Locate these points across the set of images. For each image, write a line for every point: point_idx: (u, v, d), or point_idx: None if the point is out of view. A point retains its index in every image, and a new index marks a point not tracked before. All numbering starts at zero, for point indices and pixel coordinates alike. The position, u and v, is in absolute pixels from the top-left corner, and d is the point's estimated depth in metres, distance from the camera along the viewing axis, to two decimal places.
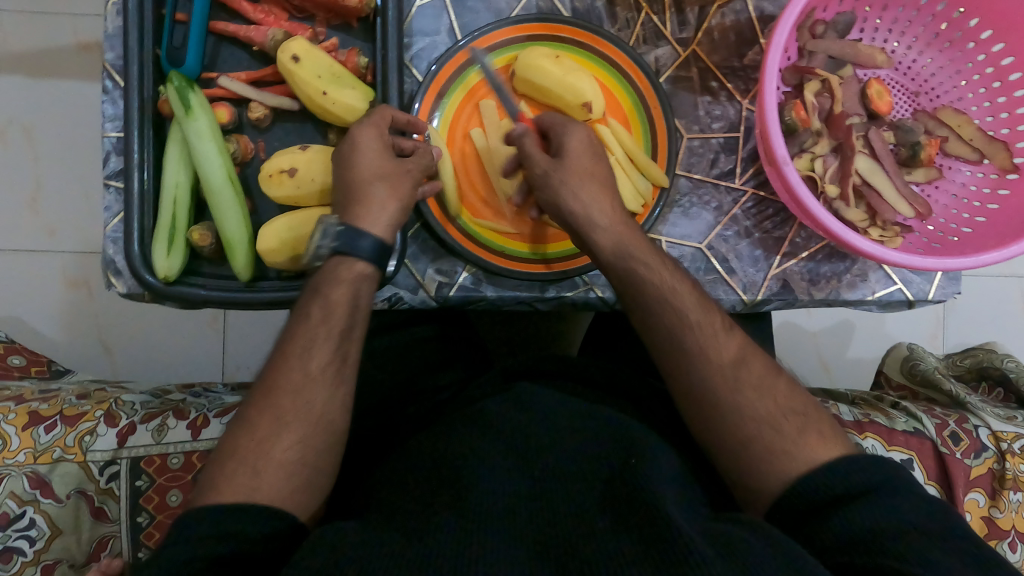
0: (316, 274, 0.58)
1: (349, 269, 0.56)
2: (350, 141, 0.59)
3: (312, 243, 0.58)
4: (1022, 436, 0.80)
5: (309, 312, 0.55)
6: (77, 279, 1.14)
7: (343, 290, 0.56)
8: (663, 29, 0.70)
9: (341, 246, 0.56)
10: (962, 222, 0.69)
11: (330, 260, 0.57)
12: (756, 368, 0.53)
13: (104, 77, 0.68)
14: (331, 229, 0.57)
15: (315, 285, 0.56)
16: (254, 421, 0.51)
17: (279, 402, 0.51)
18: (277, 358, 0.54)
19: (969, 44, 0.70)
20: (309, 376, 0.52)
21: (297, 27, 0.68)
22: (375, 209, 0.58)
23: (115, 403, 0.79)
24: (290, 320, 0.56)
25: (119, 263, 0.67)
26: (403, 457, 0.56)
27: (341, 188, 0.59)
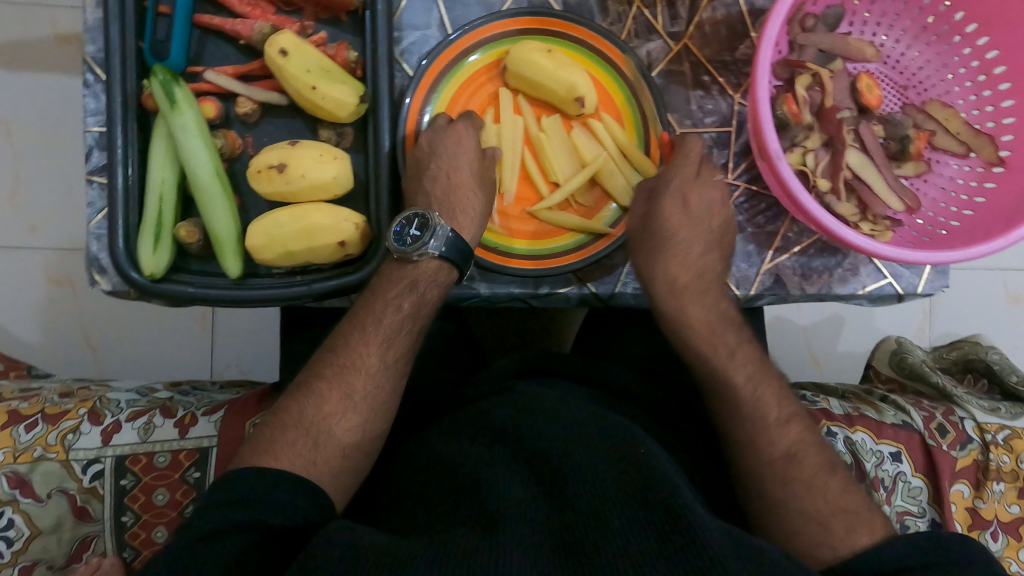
0: (410, 267, 0.60)
1: (447, 275, 0.61)
2: (456, 136, 0.64)
3: (415, 235, 0.59)
4: (1006, 427, 0.81)
5: (400, 305, 0.60)
6: (58, 276, 1.12)
7: (436, 292, 0.61)
8: (654, 23, 0.70)
9: (447, 252, 0.60)
10: (951, 215, 0.70)
11: (429, 261, 0.60)
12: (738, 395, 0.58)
13: (86, 70, 0.66)
14: (444, 234, 0.60)
15: (414, 281, 0.60)
16: (323, 394, 0.56)
17: (353, 379, 0.56)
18: (355, 339, 0.58)
19: (957, 37, 0.71)
20: (387, 364, 0.58)
21: (285, 20, 0.66)
22: (468, 216, 0.64)
23: (100, 400, 0.78)
24: (369, 303, 0.60)
25: (104, 260, 0.65)
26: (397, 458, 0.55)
27: (439, 181, 0.63)
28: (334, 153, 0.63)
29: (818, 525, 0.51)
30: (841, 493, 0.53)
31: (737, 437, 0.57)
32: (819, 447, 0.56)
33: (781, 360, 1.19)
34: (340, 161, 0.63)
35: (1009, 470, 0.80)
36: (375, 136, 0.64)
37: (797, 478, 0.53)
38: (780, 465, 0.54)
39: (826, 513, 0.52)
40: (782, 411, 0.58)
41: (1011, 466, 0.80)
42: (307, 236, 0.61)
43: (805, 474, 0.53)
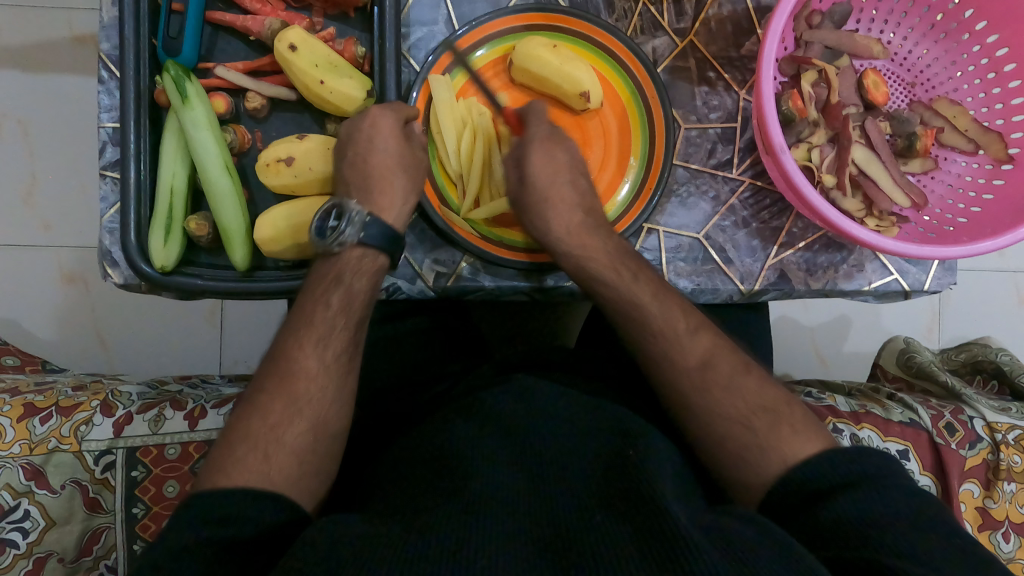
0: (334, 260, 0.58)
1: (373, 262, 0.59)
2: (371, 120, 0.61)
3: (330, 227, 0.58)
4: (1017, 427, 0.80)
5: (330, 301, 0.56)
6: (72, 273, 1.14)
7: (365, 281, 0.59)
8: (660, 20, 0.70)
9: (369, 238, 0.59)
10: (958, 212, 0.69)
11: (351, 250, 0.58)
12: (712, 369, 0.53)
13: (101, 67, 0.67)
14: (362, 216, 0.59)
15: (338, 273, 0.58)
16: (265, 406, 0.51)
17: (295, 385, 0.52)
18: (290, 345, 0.55)
19: (965, 35, 0.70)
20: (327, 364, 0.54)
21: (295, 16, 0.67)
22: (390, 196, 0.61)
23: (112, 393, 0.79)
24: (300, 304, 0.57)
25: (116, 253, 0.66)
26: (402, 449, 0.56)
27: (355, 168, 0.61)
28: None
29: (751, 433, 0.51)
30: (792, 415, 0.51)
31: None
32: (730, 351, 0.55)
33: (789, 360, 1.19)
34: None
35: (1021, 470, 0.78)
36: None
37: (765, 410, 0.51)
38: (734, 408, 0.52)
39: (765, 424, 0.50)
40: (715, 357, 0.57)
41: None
42: (318, 228, 0.63)
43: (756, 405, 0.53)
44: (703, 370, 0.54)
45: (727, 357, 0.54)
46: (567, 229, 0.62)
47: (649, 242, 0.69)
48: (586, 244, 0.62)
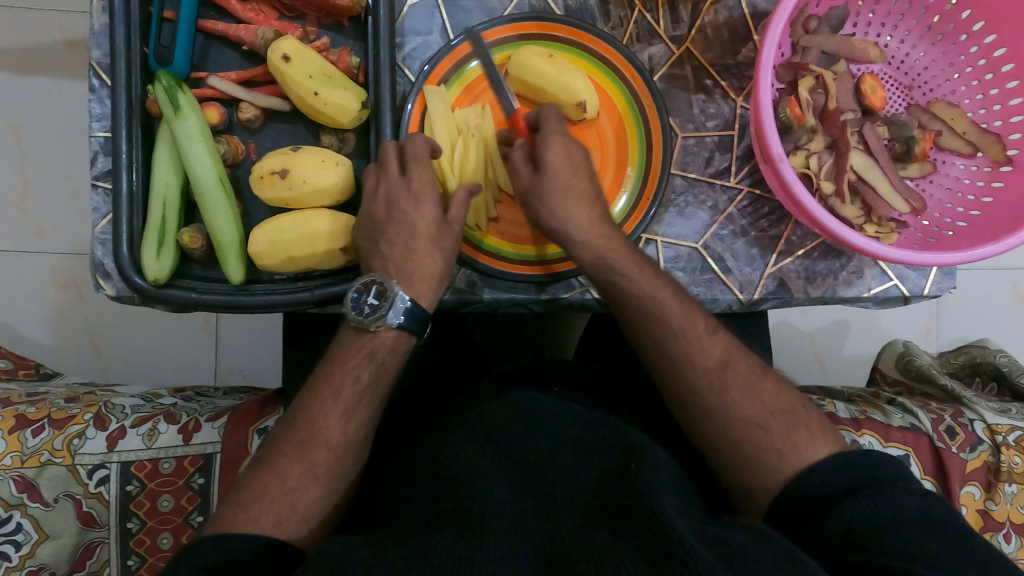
0: (368, 337, 0.57)
1: (406, 343, 0.58)
2: (414, 195, 0.59)
3: (372, 307, 0.57)
4: (1017, 428, 0.79)
5: (360, 375, 0.57)
6: (65, 280, 1.13)
7: (396, 360, 0.58)
8: (656, 27, 0.70)
9: (406, 323, 0.57)
10: (957, 216, 0.69)
11: (385, 333, 0.57)
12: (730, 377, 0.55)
13: (92, 75, 0.66)
14: (403, 304, 0.57)
15: (372, 351, 0.57)
16: (283, 470, 0.53)
17: (322, 446, 0.54)
18: (314, 415, 0.55)
19: (962, 36, 0.70)
20: (349, 436, 0.55)
21: (287, 27, 0.66)
22: (427, 282, 0.59)
23: (105, 406, 0.78)
24: (328, 375, 0.57)
25: (108, 265, 0.66)
26: (402, 466, 0.55)
27: (395, 246, 0.59)
28: (335, 159, 0.63)
29: (763, 431, 0.52)
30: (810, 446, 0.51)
31: None
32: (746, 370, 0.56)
33: (786, 365, 1.19)
34: (342, 167, 0.63)
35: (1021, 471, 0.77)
36: (377, 137, 0.65)
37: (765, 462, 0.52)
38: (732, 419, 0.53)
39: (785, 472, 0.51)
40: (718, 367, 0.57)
41: None
42: (310, 242, 0.62)
43: (755, 407, 0.53)
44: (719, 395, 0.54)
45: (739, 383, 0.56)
46: (579, 224, 0.59)
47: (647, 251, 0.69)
48: (596, 243, 0.59)
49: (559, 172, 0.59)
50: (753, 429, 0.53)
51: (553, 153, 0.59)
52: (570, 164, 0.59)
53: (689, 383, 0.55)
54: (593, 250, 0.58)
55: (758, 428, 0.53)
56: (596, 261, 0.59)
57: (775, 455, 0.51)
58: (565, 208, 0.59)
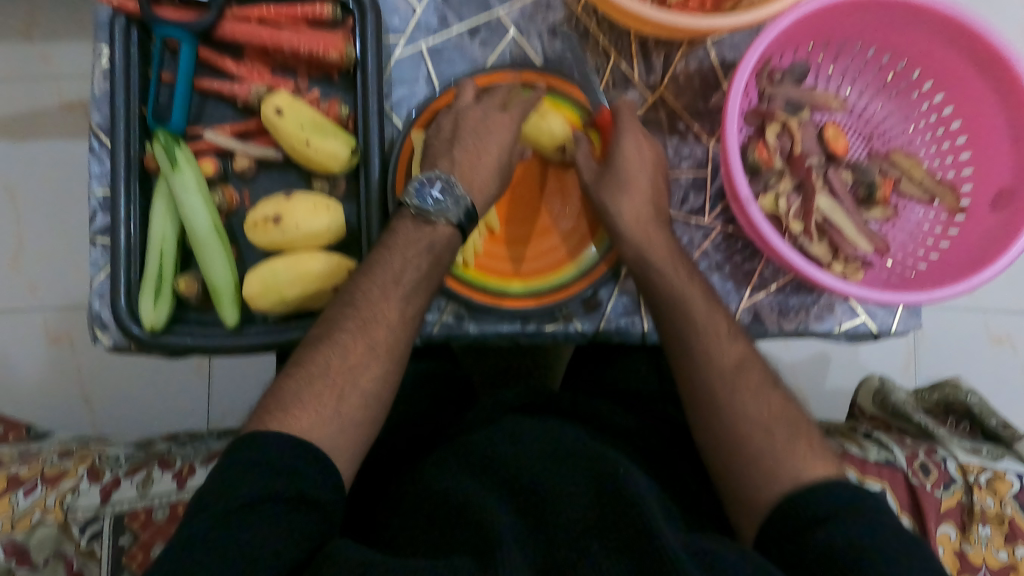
0: (426, 229, 0.61)
1: (455, 248, 0.62)
2: (497, 124, 0.65)
3: (436, 198, 0.61)
4: (987, 469, 0.81)
5: (407, 273, 0.60)
6: (59, 334, 1.14)
7: (448, 259, 0.62)
8: (630, 75, 0.74)
9: (463, 220, 0.62)
10: (919, 259, 0.72)
11: (445, 225, 0.61)
12: (743, 374, 0.59)
13: (92, 137, 0.69)
14: (464, 203, 0.62)
15: (430, 243, 0.61)
16: (328, 358, 0.56)
17: (373, 335, 0.58)
18: (374, 296, 0.59)
19: (915, 92, 0.74)
20: (404, 320, 0.59)
21: (280, 81, 0.70)
22: (481, 213, 0.64)
23: (99, 458, 0.80)
24: (384, 262, 0.60)
25: (106, 316, 0.67)
26: (399, 505, 0.57)
27: (466, 151, 0.64)
28: (326, 203, 0.66)
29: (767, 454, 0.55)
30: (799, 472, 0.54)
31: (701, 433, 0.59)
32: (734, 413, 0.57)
33: None
34: (333, 210, 0.66)
35: (994, 513, 0.79)
36: (366, 184, 0.68)
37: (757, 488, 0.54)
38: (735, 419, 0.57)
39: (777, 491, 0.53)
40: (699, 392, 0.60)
41: (997, 509, 0.79)
42: (303, 281, 0.64)
43: (759, 428, 0.56)
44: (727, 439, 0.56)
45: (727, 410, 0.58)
46: (626, 215, 0.65)
47: (626, 284, 0.71)
48: (637, 238, 0.65)
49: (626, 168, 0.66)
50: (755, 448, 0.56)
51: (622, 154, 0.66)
52: (641, 158, 0.67)
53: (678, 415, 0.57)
54: (635, 243, 0.64)
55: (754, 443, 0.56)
56: (636, 257, 0.65)
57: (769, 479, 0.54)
58: (617, 201, 0.65)
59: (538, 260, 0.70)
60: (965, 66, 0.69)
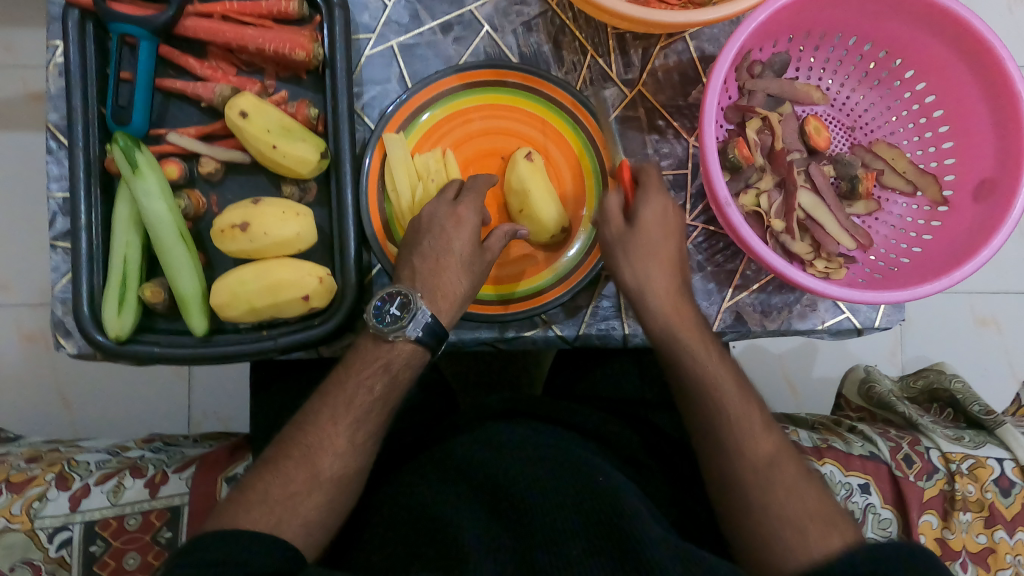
0: (385, 347, 0.59)
1: (419, 356, 0.59)
2: (456, 219, 0.60)
3: (392, 321, 0.58)
4: (970, 456, 0.81)
5: (373, 387, 0.58)
6: (31, 332, 1.11)
7: (409, 373, 0.60)
8: (609, 71, 0.72)
9: (424, 337, 0.58)
10: (901, 252, 0.71)
11: (402, 345, 0.58)
12: (776, 471, 0.56)
13: (49, 137, 0.66)
14: (424, 318, 0.58)
15: (388, 362, 0.59)
16: (289, 474, 0.55)
17: (330, 439, 0.56)
18: (326, 417, 0.57)
19: (896, 82, 0.73)
20: (356, 440, 0.57)
21: (246, 81, 0.68)
22: (448, 300, 0.60)
23: (68, 464, 0.78)
24: (341, 379, 0.59)
25: (69, 323, 0.65)
26: (378, 521, 0.56)
27: (427, 260, 0.60)
28: (296, 209, 0.64)
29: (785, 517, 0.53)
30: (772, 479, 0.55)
31: None
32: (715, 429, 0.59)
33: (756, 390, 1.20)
34: (303, 216, 0.64)
35: (975, 499, 0.79)
36: (338, 188, 0.65)
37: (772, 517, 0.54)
38: (761, 473, 0.56)
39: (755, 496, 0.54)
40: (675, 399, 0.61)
41: (977, 495, 0.79)
42: (274, 292, 0.62)
43: (789, 500, 0.54)
44: (766, 480, 0.55)
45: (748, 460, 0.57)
46: (655, 288, 0.61)
47: (607, 288, 0.70)
48: (668, 315, 0.61)
49: (651, 233, 0.62)
50: (782, 512, 0.54)
51: (644, 223, 0.61)
52: (664, 228, 0.62)
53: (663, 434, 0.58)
54: (665, 319, 0.61)
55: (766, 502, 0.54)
56: (664, 331, 0.61)
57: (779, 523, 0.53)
58: (646, 270, 0.61)
59: (512, 265, 0.69)
60: (947, 55, 0.68)
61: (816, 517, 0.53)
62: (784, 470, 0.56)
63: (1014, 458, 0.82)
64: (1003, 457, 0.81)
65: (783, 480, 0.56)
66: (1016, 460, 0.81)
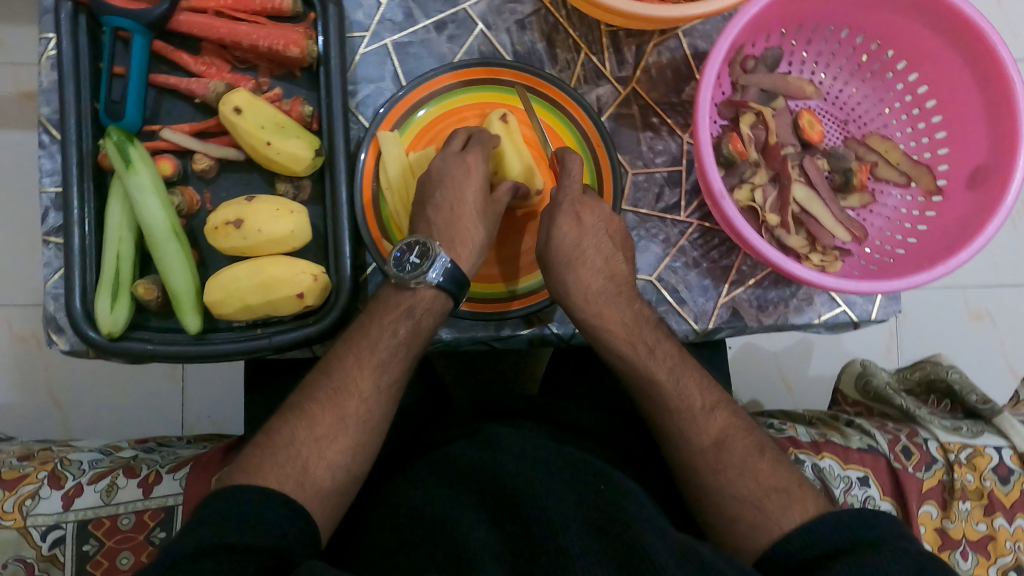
0: (407, 293, 0.60)
1: (442, 303, 0.61)
2: (466, 166, 0.62)
3: (414, 269, 0.59)
4: (968, 446, 0.81)
5: (396, 330, 0.59)
6: (24, 333, 1.11)
7: (431, 319, 0.61)
8: (602, 68, 0.72)
9: (446, 282, 0.60)
10: (896, 243, 0.71)
11: (426, 289, 0.59)
12: (726, 452, 0.56)
13: (42, 130, 0.66)
14: (443, 263, 0.59)
15: (411, 307, 0.60)
16: (314, 416, 0.56)
17: (346, 404, 0.56)
18: (349, 363, 0.58)
19: (889, 74, 0.73)
20: (381, 388, 0.58)
21: (239, 78, 0.67)
22: (468, 248, 0.62)
23: (62, 463, 0.77)
24: (363, 327, 0.60)
25: (61, 319, 0.65)
26: (374, 519, 0.55)
27: (441, 211, 0.62)
28: (290, 207, 0.64)
29: (757, 510, 0.52)
30: (772, 472, 0.55)
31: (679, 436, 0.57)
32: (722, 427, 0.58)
33: (752, 389, 1.20)
34: (297, 214, 0.64)
35: (974, 488, 0.79)
36: (333, 186, 0.65)
37: (732, 468, 0.55)
38: (715, 461, 0.56)
39: (758, 494, 0.53)
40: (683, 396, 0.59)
41: (977, 484, 0.79)
42: (267, 289, 0.62)
43: (740, 478, 0.54)
44: (718, 450, 0.56)
45: (743, 437, 0.57)
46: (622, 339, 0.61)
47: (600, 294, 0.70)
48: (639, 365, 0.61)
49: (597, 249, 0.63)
50: (739, 490, 0.54)
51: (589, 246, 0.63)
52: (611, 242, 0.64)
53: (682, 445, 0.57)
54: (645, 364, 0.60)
55: (744, 487, 0.54)
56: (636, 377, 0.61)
57: (760, 516, 0.52)
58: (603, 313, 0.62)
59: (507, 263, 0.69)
60: (940, 43, 0.68)
61: (778, 491, 0.53)
62: (742, 459, 0.56)
63: (1012, 447, 0.82)
64: (1000, 445, 0.81)
65: (762, 468, 0.55)
66: (1013, 448, 0.82)
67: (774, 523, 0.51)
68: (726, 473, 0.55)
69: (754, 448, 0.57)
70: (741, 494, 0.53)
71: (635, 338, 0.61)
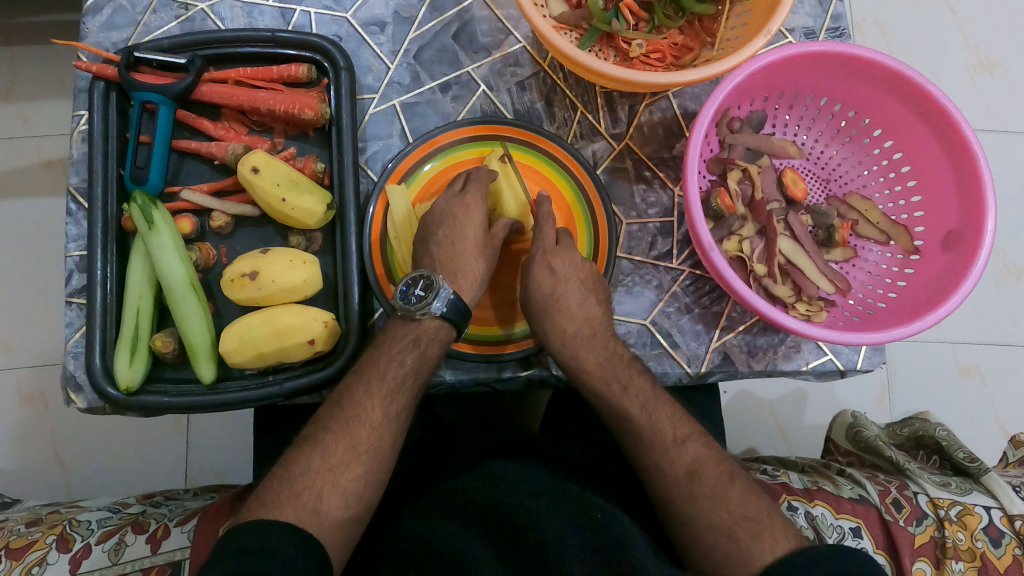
0: (412, 325, 0.63)
1: (446, 334, 0.64)
2: (465, 205, 0.67)
3: (417, 300, 0.62)
4: (958, 503, 0.81)
5: (404, 360, 0.62)
6: (33, 394, 1.13)
7: (436, 349, 0.63)
8: (597, 126, 0.77)
9: (449, 313, 0.63)
10: (878, 297, 0.74)
11: (431, 321, 0.63)
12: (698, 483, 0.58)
13: (70, 199, 0.70)
14: (446, 295, 0.63)
15: (416, 338, 0.62)
16: (328, 446, 0.58)
17: (358, 432, 0.59)
18: (359, 395, 0.60)
19: (866, 139, 0.78)
20: (390, 417, 0.60)
21: (256, 140, 0.71)
22: (468, 280, 0.66)
23: (69, 525, 0.78)
24: (373, 358, 0.62)
25: (80, 377, 0.67)
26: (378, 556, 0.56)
27: (443, 247, 0.66)
28: (302, 258, 0.67)
29: (730, 538, 0.54)
30: (741, 502, 0.57)
31: (675, 473, 0.59)
32: (717, 459, 0.60)
33: (750, 436, 1.21)
34: (309, 263, 0.67)
35: (966, 549, 0.77)
36: (343, 238, 0.69)
37: (714, 499, 0.57)
38: (703, 495, 0.58)
39: (729, 523, 0.55)
40: (677, 430, 0.61)
41: (968, 544, 0.77)
42: (279, 338, 0.64)
43: (714, 505, 0.56)
44: (691, 480, 0.58)
45: (714, 468, 0.59)
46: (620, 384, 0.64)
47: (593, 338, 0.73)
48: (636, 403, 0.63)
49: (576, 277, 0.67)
50: (710, 518, 0.56)
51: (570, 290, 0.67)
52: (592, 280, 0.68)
53: (667, 477, 0.59)
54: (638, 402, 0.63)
55: (715, 516, 0.56)
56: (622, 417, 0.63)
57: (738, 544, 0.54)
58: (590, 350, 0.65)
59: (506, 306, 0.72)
60: (912, 115, 0.72)
61: (749, 520, 0.55)
62: (731, 495, 0.57)
63: (1002, 507, 0.81)
64: (989, 505, 0.80)
65: (733, 496, 0.57)
66: (1003, 510, 0.80)
67: (755, 553, 0.53)
68: (701, 502, 0.57)
69: (746, 486, 0.58)
70: (715, 524, 0.56)
71: (609, 378, 0.64)
